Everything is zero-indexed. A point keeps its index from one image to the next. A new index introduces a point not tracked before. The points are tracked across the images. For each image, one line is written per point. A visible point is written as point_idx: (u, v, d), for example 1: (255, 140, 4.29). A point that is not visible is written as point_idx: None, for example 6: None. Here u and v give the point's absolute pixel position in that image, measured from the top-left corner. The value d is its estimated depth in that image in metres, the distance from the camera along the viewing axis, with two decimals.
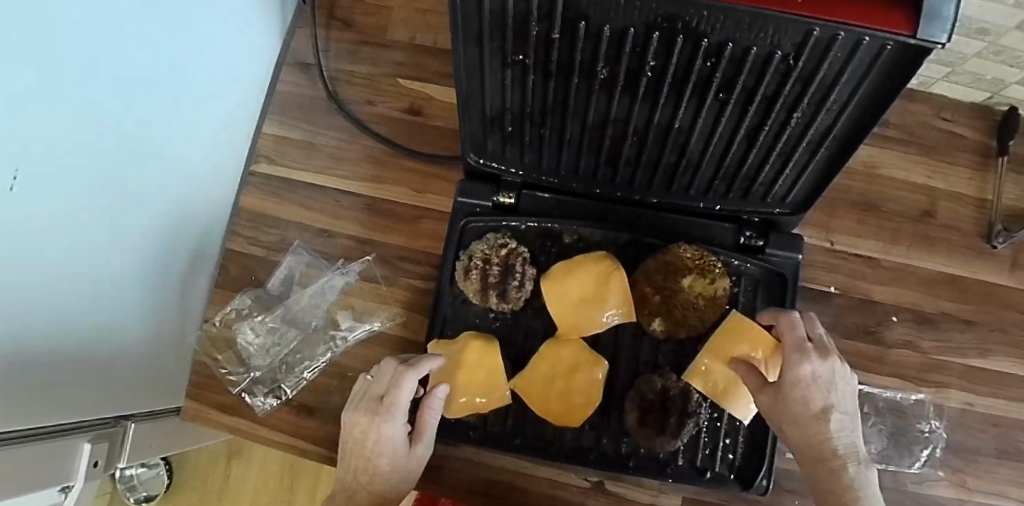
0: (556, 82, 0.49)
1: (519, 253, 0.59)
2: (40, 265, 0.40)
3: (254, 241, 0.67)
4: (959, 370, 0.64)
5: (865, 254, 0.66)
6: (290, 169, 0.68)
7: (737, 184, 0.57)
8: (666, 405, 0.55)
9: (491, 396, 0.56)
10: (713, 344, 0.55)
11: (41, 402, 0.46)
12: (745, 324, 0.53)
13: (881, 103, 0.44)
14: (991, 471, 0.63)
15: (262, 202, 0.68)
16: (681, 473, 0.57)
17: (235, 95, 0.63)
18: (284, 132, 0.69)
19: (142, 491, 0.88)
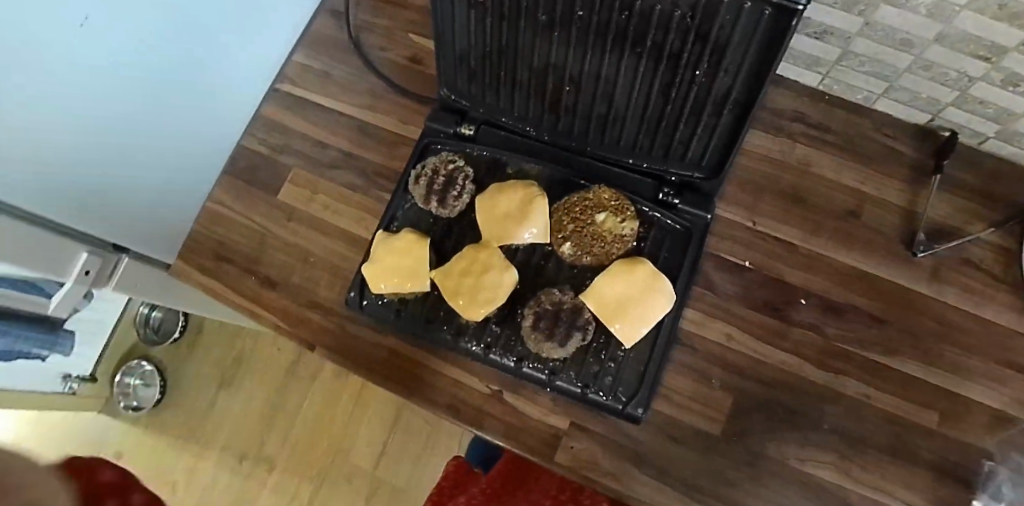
0: (507, 24, 0.57)
1: (463, 170, 0.67)
2: (87, 94, 0.55)
3: (263, 142, 0.79)
4: (859, 359, 0.67)
5: (785, 238, 0.71)
6: (306, 91, 0.80)
7: (658, 141, 0.65)
8: (559, 315, 0.62)
9: (411, 282, 0.64)
10: (612, 269, 0.61)
11: (87, 205, 0.61)
12: (635, 267, 0.61)
13: (767, 73, 0.50)
14: (879, 465, 0.65)
15: (277, 113, 0.80)
16: (566, 386, 0.63)
17: (270, 32, 0.77)
18: (306, 61, 0.82)
19: (132, 401, 1.11)
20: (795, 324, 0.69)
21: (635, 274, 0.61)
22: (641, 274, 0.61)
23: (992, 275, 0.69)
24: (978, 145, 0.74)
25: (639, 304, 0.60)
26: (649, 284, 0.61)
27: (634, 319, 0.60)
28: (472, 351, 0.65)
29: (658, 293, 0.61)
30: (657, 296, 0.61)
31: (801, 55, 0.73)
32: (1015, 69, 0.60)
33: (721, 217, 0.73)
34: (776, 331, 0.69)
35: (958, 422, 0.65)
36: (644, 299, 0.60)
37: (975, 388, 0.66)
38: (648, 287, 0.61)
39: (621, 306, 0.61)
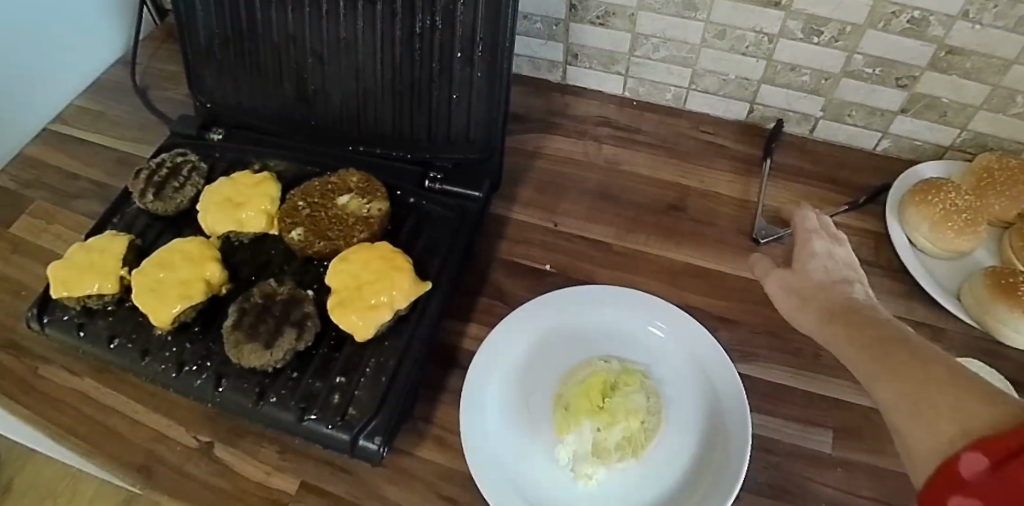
0: None
1: (192, 162, 0.57)
2: None
3: (7, 174, 0.66)
4: (711, 369, 0.48)
5: (591, 237, 0.57)
6: (69, 128, 0.70)
7: (417, 118, 0.55)
8: (267, 309, 0.46)
9: (95, 283, 0.50)
10: (350, 254, 0.48)
11: None
12: (371, 251, 0.48)
13: None
14: None
15: (35, 149, 0.69)
16: (275, 410, 0.44)
17: (43, 76, 0.69)
18: (80, 103, 0.72)
19: None
20: (618, 328, 0.50)
21: (373, 249, 0.48)
22: (379, 251, 0.48)
23: (861, 259, 0.57)
24: (810, 134, 0.65)
25: (375, 284, 0.46)
26: (389, 262, 0.47)
27: (368, 302, 0.45)
28: (160, 373, 0.47)
29: (399, 274, 0.47)
30: (399, 276, 0.47)
31: (594, 52, 0.64)
32: (809, 11, 0.55)
33: (513, 220, 0.58)
34: (592, 338, 0.50)
35: (854, 440, 0.48)
36: (381, 278, 0.46)
37: (865, 394, 0.51)
38: (388, 267, 0.47)
39: (352, 290, 0.46)
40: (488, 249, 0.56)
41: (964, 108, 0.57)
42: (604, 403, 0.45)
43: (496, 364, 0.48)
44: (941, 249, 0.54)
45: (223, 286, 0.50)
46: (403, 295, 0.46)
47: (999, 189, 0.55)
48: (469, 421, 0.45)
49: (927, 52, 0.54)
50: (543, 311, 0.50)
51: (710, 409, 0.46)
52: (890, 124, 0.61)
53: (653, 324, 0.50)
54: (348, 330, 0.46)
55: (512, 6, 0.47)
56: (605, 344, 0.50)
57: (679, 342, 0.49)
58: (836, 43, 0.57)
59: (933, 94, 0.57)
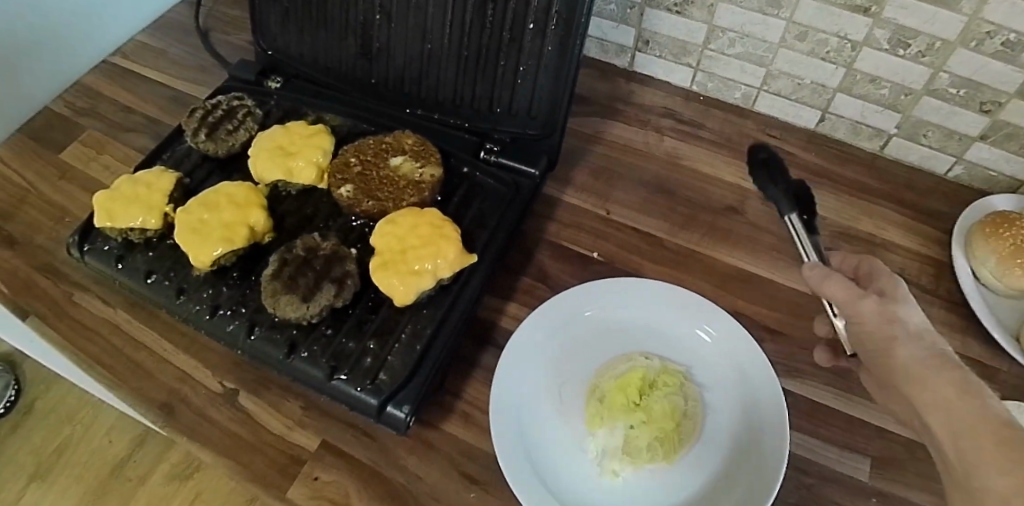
0: None
1: (248, 107, 0.56)
2: None
3: (68, 102, 0.67)
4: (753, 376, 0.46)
5: (643, 230, 0.55)
6: (132, 63, 0.70)
7: (480, 87, 0.54)
8: (308, 262, 0.46)
9: (139, 218, 0.50)
10: (397, 216, 0.47)
11: None
12: (415, 216, 0.47)
13: None
14: None
15: (97, 81, 0.69)
16: (305, 365, 0.43)
17: (103, 11, 0.69)
18: (145, 40, 0.73)
19: None
20: (663, 327, 0.49)
21: (421, 215, 0.47)
22: (428, 218, 0.47)
23: (921, 288, 0.54)
24: (881, 151, 0.62)
25: (420, 251, 0.45)
26: (436, 230, 0.46)
27: (411, 268, 0.44)
28: (193, 313, 0.47)
29: (445, 243, 0.45)
30: (445, 245, 0.45)
31: (666, 40, 0.63)
32: (899, 21, 0.52)
33: (565, 203, 0.57)
34: (636, 333, 0.49)
35: (893, 471, 0.46)
36: (427, 245, 0.45)
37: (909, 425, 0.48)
38: (435, 234, 0.46)
39: (396, 254, 0.45)
40: (536, 229, 0.55)
41: None
42: (640, 400, 0.44)
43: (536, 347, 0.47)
44: (1008, 287, 0.51)
45: (266, 234, 0.49)
46: (447, 264, 0.45)
47: None
48: (505, 396, 0.44)
49: (1017, 78, 0.51)
50: (590, 299, 0.49)
51: (748, 417, 0.45)
52: (966, 150, 0.58)
53: (698, 327, 0.49)
54: (387, 293, 0.44)
55: None
56: (649, 341, 0.48)
57: (725, 351, 0.47)
58: (922, 58, 0.54)
59: (1017, 124, 0.54)
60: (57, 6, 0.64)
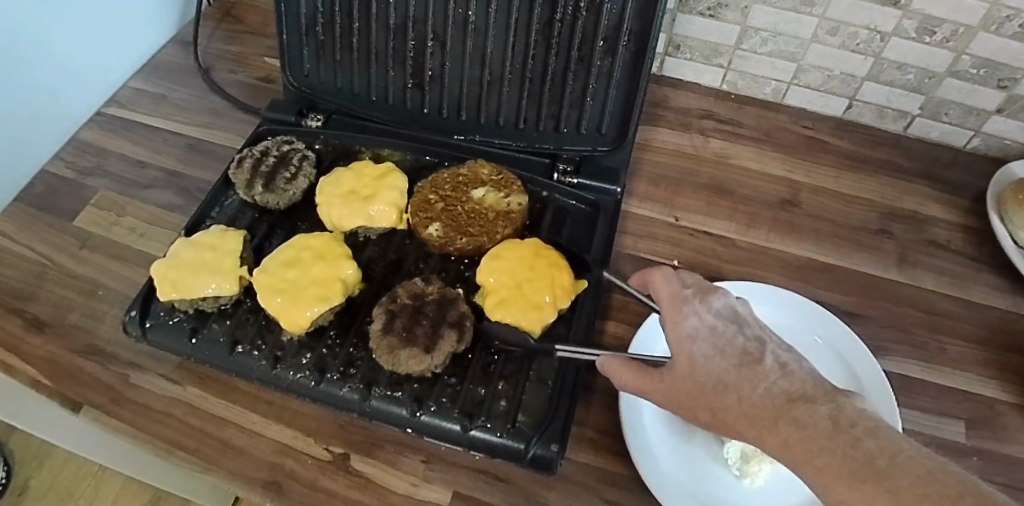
0: None
1: (300, 151, 0.53)
2: None
3: (70, 164, 0.61)
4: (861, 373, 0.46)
5: (715, 233, 0.56)
6: (132, 113, 0.64)
7: (546, 108, 0.53)
8: (419, 311, 0.44)
9: (214, 286, 0.46)
10: (497, 251, 0.46)
11: None
12: (515, 248, 0.46)
13: None
14: None
15: (96, 136, 0.63)
16: (438, 419, 0.42)
17: (85, 64, 0.63)
18: (140, 86, 0.67)
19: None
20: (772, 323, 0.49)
21: (524, 248, 0.46)
22: (530, 249, 0.46)
23: (966, 256, 0.58)
24: (905, 131, 0.65)
25: (536, 284, 0.44)
26: (544, 261, 0.46)
27: (531, 303, 0.44)
28: (299, 381, 0.44)
29: (556, 273, 0.45)
30: (557, 275, 0.45)
31: (697, 43, 0.63)
32: (927, 11, 0.55)
33: (634, 213, 0.56)
34: None
35: (988, 431, 0.49)
36: (541, 277, 0.45)
37: (989, 385, 0.51)
38: (544, 266, 0.45)
39: (510, 291, 0.44)
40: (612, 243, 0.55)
41: None
42: None
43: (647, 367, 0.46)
44: None
45: (357, 286, 0.47)
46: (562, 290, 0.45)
47: None
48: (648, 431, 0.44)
49: None
50: None
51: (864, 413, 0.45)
52: (984, 124, 0.62)
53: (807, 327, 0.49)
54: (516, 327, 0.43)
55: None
56: None
57: (828, 335, 0.49)
58: (947, 43, 0.56)
59: None
60: (42, 61, 0.58)
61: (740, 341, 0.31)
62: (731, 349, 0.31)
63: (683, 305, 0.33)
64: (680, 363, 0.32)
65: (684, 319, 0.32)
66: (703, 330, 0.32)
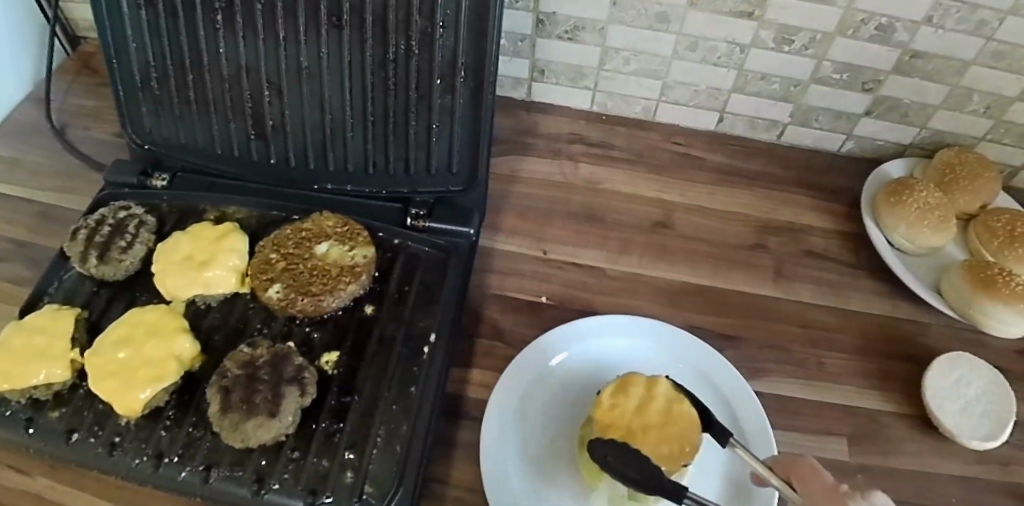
0: (179, 12, 0.46)
1: (138, 217, 0.51)
2: None
3: None
4: (746, 424, 0.44)
5: (585, 264, 0.53)
6: None
7: (393, 151, 0.51)
8: (254, 378, 0.42)
9: (42, 369, 0.42)
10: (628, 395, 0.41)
11: None
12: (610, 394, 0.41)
13: (482, 11, 0.42)
14: None
15: None
16: (280, 498, 0.39)
17: None
18: None
19: None
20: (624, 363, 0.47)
21: (618, 409, 0.40)
22: (626, 404, 0.40)
23: (845, 262, 0.57)
24: (779, 139, 0.64)
25: (647, 435, 0.39)
26: (675, 408, 0.40)
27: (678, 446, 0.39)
28: (137, 468, 0.40)
29: (689, 422, 0.40)
30: (634, 415, 0.40)
31: (560, 67, 0.60)
32: (782, 20, 0.54)
33: (500, 251, 0.53)
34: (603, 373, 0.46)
35: (869, 444, 0.48)
36: (646, 425, 0.39)
37: (868, 396, 0.51)
38: (672, 412, 0.40)
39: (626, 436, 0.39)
40: (477, 284, 0.52)
41: (925, 108, 0.59)
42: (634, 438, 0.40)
43: (510, 416, 0.44)
44: (918, 246, 0.55)
45: (196, 359, 0.45)
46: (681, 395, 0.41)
47: (961, 185, 0.58)
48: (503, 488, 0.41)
49: (891, 57, 0.55)
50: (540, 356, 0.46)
51: (738, 494, 0.43)
52: (855, 127, 0.61)
53: (668, 355, 0.47)
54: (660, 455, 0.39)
55: (500, 32, 0.43)
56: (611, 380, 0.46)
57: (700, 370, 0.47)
58: (806, 51, 0.56)
59: (897, 97, 0.58)
60: None
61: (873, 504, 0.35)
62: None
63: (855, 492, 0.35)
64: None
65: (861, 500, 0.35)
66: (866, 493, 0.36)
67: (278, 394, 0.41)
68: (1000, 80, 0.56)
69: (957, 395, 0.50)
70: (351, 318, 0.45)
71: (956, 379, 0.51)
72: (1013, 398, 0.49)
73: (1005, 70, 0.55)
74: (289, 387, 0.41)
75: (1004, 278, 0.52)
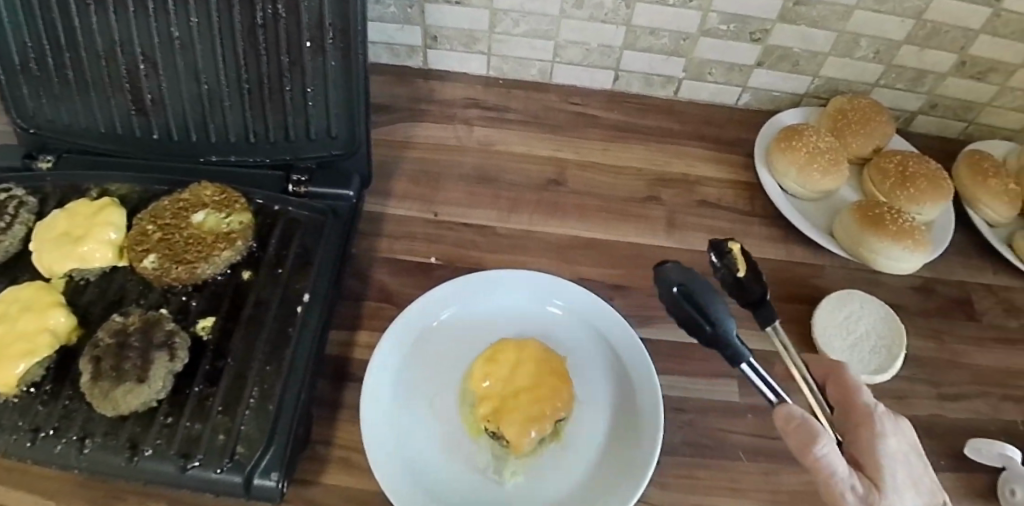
0: None
1: (19, 198, 0.50)
2: None
3: None
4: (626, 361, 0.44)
5: (475, 223, 0.52)
6: None
7: (272, 118, 0.51)
8: (123, 346, 0.41)
9: None
10: (497, 367, 0.42)
11: None
12: (484, 368, 0.43)
13: None
14: (687, 477, 0.43)
15: None
16: (154, 463, 0.38)
17: None
18: None
19: None
20: (504, 316, 0.46)
21: (490, 381, 0.42)
22: (496, 374, 0.42)
23: (739, 210, 0.57)
24: (676, 96, 0.64)
25: (519, 399, 0.40)
26: (543, 366, 0.42)
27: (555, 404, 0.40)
28: (11, 443, 0.39)
29: (556, 376, 0.42)
30: (504, 384, 0.41)
31: (452, 33, 0.59)
32: None
33: (389, 215, 0.52)
34: (484, 330, 0.45)
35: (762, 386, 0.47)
36: (516, 390, 0.41)
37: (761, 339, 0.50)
38: (540, 372, 0.42)
39: (502, 401, 0.40)
40: (366, 248, 0.51)
41: (816, 56, 0.59)
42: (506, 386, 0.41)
43: (391, 377, 0.42)
44: (808, 190, 0.56)
45: (74, 334, 0.44)
46: (737, 264, 0.37)
47: (854, 128, 0.59)
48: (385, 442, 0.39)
49: (775, 5, 0.54)
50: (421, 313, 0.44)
51: (626, 423, 0.42)
52: (748, 79, 0.62)
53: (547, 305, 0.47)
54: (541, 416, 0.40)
55: None
56: (492, 336, 0.45)
57: (575, 315, 0.46)
58: (690, 3, 0.55)
59: (785, 46, 0.58)
60: None
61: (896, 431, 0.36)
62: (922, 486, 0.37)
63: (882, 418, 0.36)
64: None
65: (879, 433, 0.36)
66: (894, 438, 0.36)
67: (147, 358, 0.40)
68: (886, 23, 0.56)
69: (847, 332, 0.50)
70: (228, 283, 0.45)
71: (847, 316, 0.51)
72: (897, 330, 0.50)
73: (890, 13, 0.55)
74: (159, 351, 0.40)
75: (892, 216, 0.53)
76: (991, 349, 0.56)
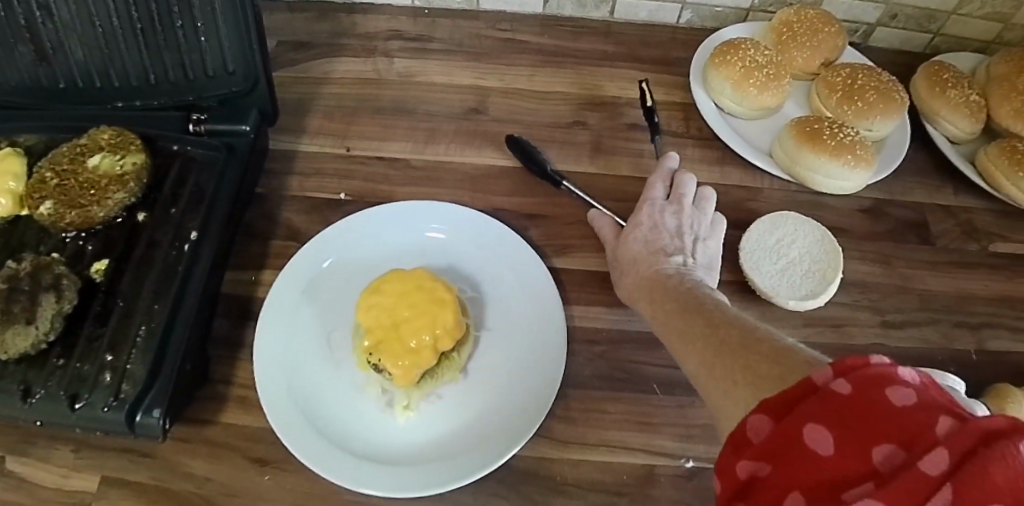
0: None
1: None
2: None
3: None
4: (526, 289, 0.42)
5: (387, 157, 0.50)
6: None
7: (172, 58, 0.48)
8: (14, 290, 0.39)
9: None
10: (381, 295, 0.39)
11: None
12: (368, 296, 0.39)
13: None
14: (598, 410, 0.40)
15: None
16: (43, 406, 0.36)
17: None
18: None
19: None
20: (398, 247, 0.44)
21: (375, 311, 0.38)
22: (382, 304, 0.38)
23: (672, 133, 0.54)
24: (612, 17, 0.60)
25: (402, 333, 0.37)
26: (430, 293, 0.38)
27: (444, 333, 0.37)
28: None
29: (444, 303, 0.38)
30: (389, 315, 0.38)
31: None
32: None
33: (303, 153, 0.51)
34: (375, 263, 0.43)
35: None
36: (401, 323, 0.37)
37: None
38: (427, 302, 0.38)
39: (389, 333, 0.38)
40: (276, 187, 0.49)
41: None
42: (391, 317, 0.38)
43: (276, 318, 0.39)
44: (744, 107, 0.53)
45: None
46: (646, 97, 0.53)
47: (798, 41, 0.55)
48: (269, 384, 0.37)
49: None
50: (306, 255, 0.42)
51: (527, 352, 0.40)
52: None
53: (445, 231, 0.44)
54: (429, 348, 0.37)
55: None
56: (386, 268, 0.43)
57: (467, 239, 0.44)
58: None
59: None
60: None
61: (669, 217, 0.42)
62: (708, 265, 0.41)
63: (655, 205, 0.42)
64: (659, 262, 0.39)
65: (642, 215, 0.42)
66: (655, 222, 0.41)
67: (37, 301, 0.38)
68: None
69: (778, 256, 0.48)
70: (123, 228, 0.44)
71: (779, 240, 0.48)
72: (835, 251, 0.47)
73: None
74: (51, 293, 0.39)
75: (832, 131, 0.50)
76: (947, 273, 0.52)
